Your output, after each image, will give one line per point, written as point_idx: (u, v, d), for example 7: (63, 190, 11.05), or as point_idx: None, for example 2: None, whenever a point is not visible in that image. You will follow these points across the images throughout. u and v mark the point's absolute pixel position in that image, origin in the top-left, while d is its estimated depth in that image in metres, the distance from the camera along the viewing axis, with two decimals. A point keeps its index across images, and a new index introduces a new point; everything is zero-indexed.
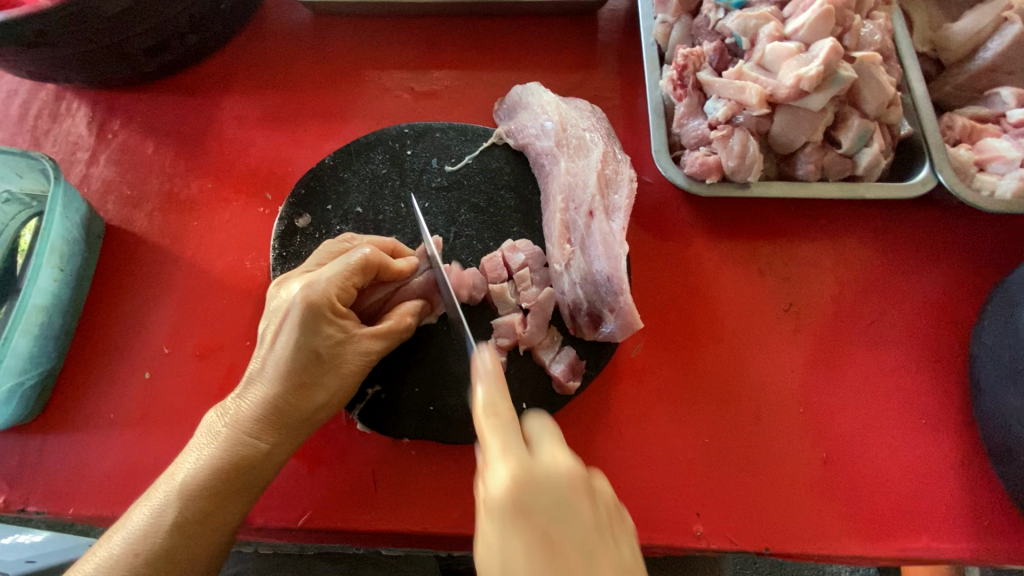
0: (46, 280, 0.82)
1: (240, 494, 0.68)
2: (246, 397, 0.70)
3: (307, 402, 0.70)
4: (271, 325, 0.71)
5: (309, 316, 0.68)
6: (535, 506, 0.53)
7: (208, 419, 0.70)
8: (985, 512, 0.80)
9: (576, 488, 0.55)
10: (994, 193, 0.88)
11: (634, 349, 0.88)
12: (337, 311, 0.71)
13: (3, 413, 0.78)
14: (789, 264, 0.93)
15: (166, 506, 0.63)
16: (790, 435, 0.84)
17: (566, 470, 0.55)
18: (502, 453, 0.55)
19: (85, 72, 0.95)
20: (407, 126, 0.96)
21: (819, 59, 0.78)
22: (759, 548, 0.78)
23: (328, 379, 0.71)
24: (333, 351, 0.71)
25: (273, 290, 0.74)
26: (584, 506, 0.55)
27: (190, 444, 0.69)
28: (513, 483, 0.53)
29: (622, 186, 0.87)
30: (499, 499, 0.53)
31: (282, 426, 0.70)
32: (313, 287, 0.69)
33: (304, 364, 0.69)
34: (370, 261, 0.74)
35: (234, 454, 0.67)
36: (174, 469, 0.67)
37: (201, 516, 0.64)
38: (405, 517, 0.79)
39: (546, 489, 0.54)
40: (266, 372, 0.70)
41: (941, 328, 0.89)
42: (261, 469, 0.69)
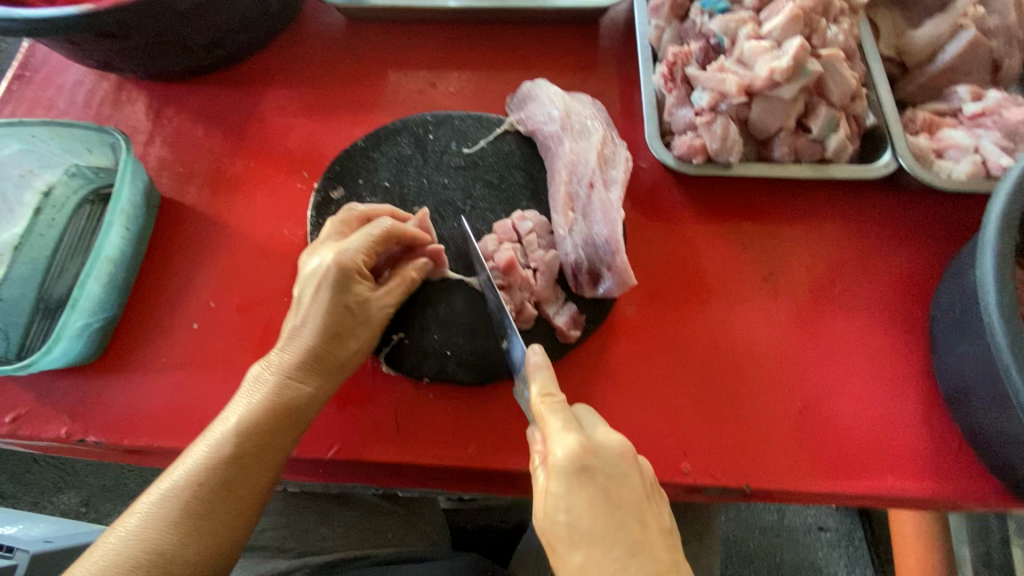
0: (116, 236, 0.94)
1: (288, 433, 0.77)
2: (287, 349, 0.79)
3: (341, 353, 0.80)
4: (305, 289, 0.80)
5: (340, 277, 0.79)
6: (597, 467, 0.68)
7: (255, 370, 0.78)
8: (945, 457, 0.89)
9: (625, 456, 0.70)
10: (950, 176, 0.99)
11: (629, 310, 0.98)
12: (362, 274, 0.82)
13: (73, 348, 0.89)
14: (769, 239, 1.03)
15: (225, 442, 0.72)
16: (768, 387, 0.93)
17: (618, 444, 0.70)
18: (566, 430, 0.69)
19: (147, 64, 1.09)
20: (429, 115, 1.09)
21: (789, 54, 0.91)
22: (740, 485, 0.87)
23: (357, 332, 0.82)
24: (361, 307, 0.81)
25: (303, 258, 0.84)
26: (633, 473, 0.70)
27: (240, 392, 0.77)
28: (579, 447, 0.68)
29: (619, 165, 0.98)
30: (569, 462, 0.67)
31: (320, 374, 0.79)
32: (342, 253, 0.80)
33: (337, 319, 0.79)
34: (393, 232, 0.84)
35: (282, 398, 0.76)
36: (226, 413, 0.76)
37: (254, 451, 0.74)
38: (422, 451, 0.88)
39: (605, 457, 0.69)
40: (303, 328, 0.79)
41: (905, 295, 0.99)
42: (306, 410, 0.78)
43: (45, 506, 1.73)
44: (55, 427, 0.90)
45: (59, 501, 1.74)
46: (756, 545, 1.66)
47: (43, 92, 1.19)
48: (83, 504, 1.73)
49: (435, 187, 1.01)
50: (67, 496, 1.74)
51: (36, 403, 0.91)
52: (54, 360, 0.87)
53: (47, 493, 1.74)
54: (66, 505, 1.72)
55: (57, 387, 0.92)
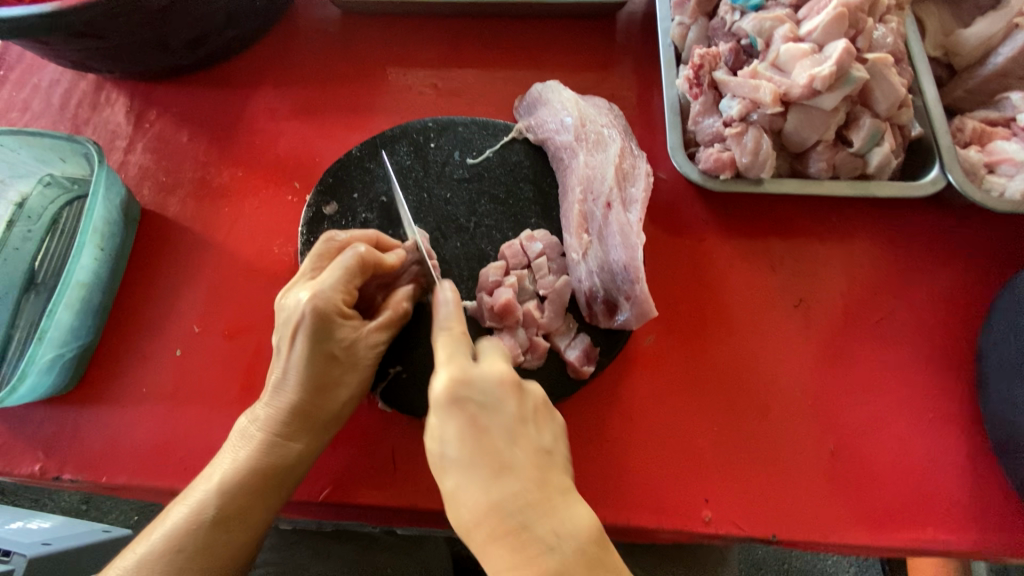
0: (88, 257, 0.86)
1: (276, 492, 0.71)
2: (271, 402, 0.72)
3: (329, 403, 0.73)
4: (283, 333, 0.71)
5: (318, 323, 0.69)
6: (471, 398, 0.62)
7: (241, 424, 0.73)
8: (991, 506, 0.82)
9: (507, 383, 0.64)
10: (1003, 194, 0.90)
11: (647, 340, 0.90)
12: (345, 313, 0.72)
13: (44, 382, 0.82)
14: (800, 261, 0.95)
15: (207, 506, 0.66)
16: (798, 426, 0.86)
17: (499, 371, 0.64)
18: (446, 360, 0.64)
19: (125, 63, 1.00)
20: (431, 120, 1.00)
21: (832, 59, 0.81)
22: (767, 534, 0.80)
23: (346, 379, 0.74)
24: (348, 351, 0.73)
25: (279, 300, 0.74)
26: (512, 399, 0.64)
27: (225, 447, 0.72)
28: (452, 379, 0.62)
29: (639, 180, 0.90)
30: (443, 395, 0.62)
31: (309, 427, 0.73)
32: (319, 294, 0.69)
33: (322, 368, 0.71)
34: (367, 260, 0.74)
35: (268, 455, 0.70)
36: (210, 471, 0.70)
37: (238, 515, 0.68)
38: (422, 495, 0.82)
39: (481, 387, 0.63)
40: (285, 378, 0.72)
41: (949, 326, 0.90)
42: (295, 467, 0.72)
43: (44, 504, 1.70)
44: (28, 463, 0.84)
45: (59, 499, 1.70)
46: (765, 552, 1.60)
47: (18, 92, 1.10)
48: (83, 503, 1.68)
49: (437, 202, 0.93)
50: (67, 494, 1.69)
51: (9, 436, 0.85)
52: (23, 396, 0.81)
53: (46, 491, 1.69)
54: (66, 503, 1.68)
55: (29, 420, 0.86)
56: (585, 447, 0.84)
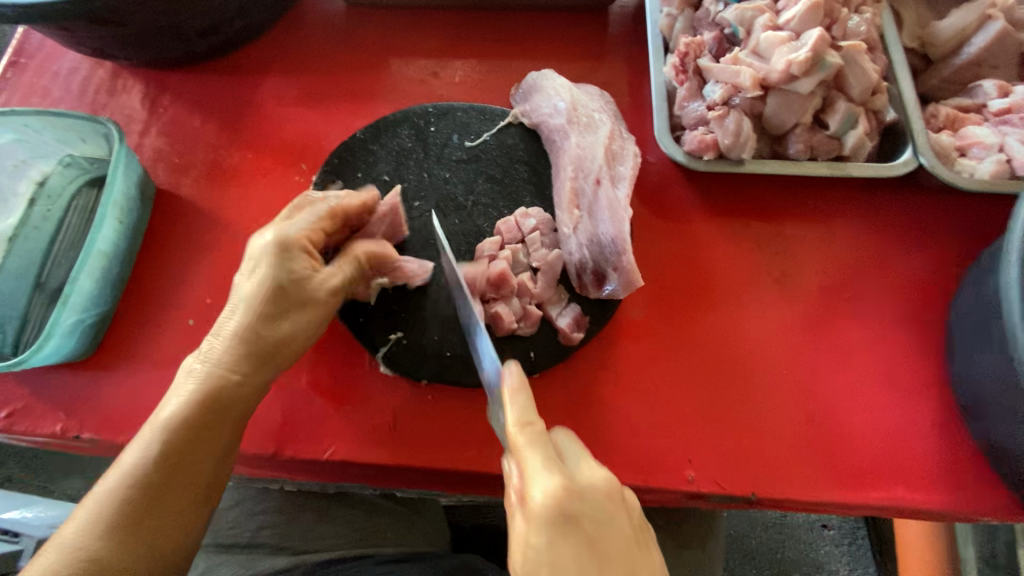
0: (108, 230, 0.92)
1: (222, 422, 0.76)
2: (218, 337, 0.77)
3: (277, 337, 0.78)
4: (245, 269, 0.78)
5: (275, 256, 0.77)
6: (581, 511, 0.65)
7: (187, 362, 0.77)
8: (959, 467, 0.86)
9: (611, 493, 0.67)
10: (973, 175, 0.95)
11: (635, 312, 0.95)
12: (309, 252, 0.79)
13: (65, 345, 0.88)
14: (781, 239, 1.00)
15: (154, 440, 0.72)
16: (777, 392, 0.91)
17: (603, 482, 0.67)
18: (546, 467, 0.66)
19: (142, 51, 1.06)
20: (431, 106, 1.05)
21: (807, 46, 0.87)
22: (746, 493, 0.85)
23: (291, 314, 0.79)
24: (300, 286, 0.78)
25: (251, 241, 0.82)
26: (620, 510, 0.67)
27: (173, 385, 0.76)
28: (560, 491, 0.65)
29: (627, 160, 0.95)
30: (549, 505, 0.64)
31: (256, 361, 0.78)
32: (285, 231, 0.78)
33: (268, 300, 0.77)
34: (337, 211, 0.83)
35: (212, 386, 0.75)
36: (159, 411, 0.74)
37: (184, 445, 0.73)
38: (421, 453, 0.87)
39: (588, 498, 0.66)
40: (237, 311, 0.77)
41: (921, 300, 0.95)
42: (240, 398, 0.77)
43: (52, 490, 1.74)
44: (50, 423, 0.89)
45: (66, 484, 1.74)
46: (758, 542, 1.64)
47: (38, 80, 1.16)
48: (89, 489, 1.72)
49: (436, 181, 0.98)
50: (74, 480, 1.74)
51: (31, 399, 0.90)
52: (46, 357, 0.86)
53: (53, 477, 1.74)
54: (72, 488, 1.73)
55: (51, 383, 0.91)
56: (575, 411, 0.89)
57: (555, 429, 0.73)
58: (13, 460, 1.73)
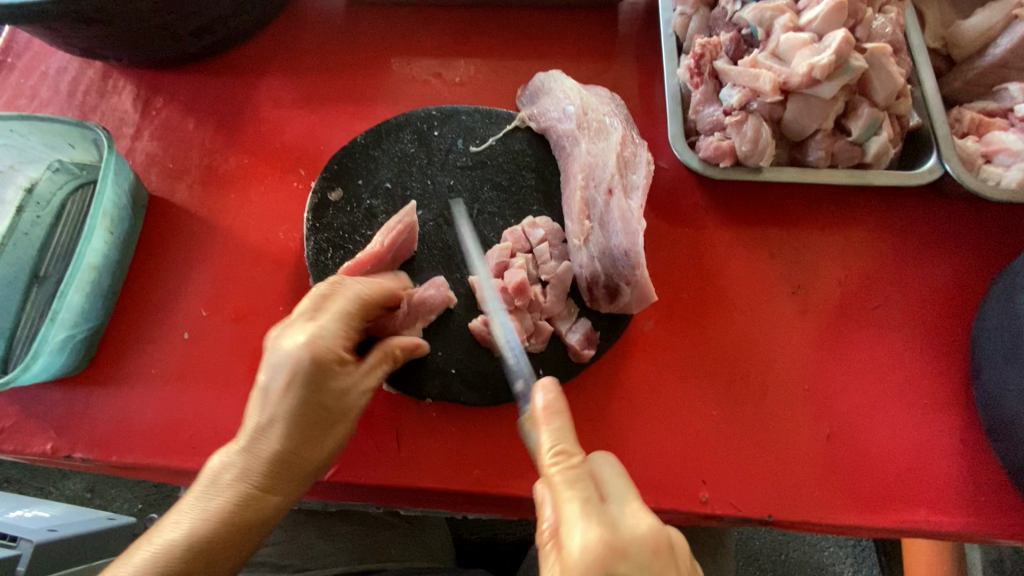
0: (98, 241, 0.88)
1: (246, 540, 0.68)
2: (251, 449, 0.70)
3: (316, 454, 0.72)
4: (273, 377, 0.70)
5: (317, 370, 0.70)
6: (624, 567, 0.56)
7: (211, 467, 0.70)
8: (982, 488, 0.83)
9: (658, 547, 0.58)
10: (999, 183, 0.91)
11: (647, 325, 0.92)
12: (343, 359, 0.73)
13: (56, 362, 0.84)
14: (799, 250, 0.96)
15: (172, 554, 0.64)
16: (794, 410, 0.87)
17: (649, 532, 0.58)
18: (586, 513, 0.59)
19: (133, 51, 1.01)
20: (434, 108, 1.01)
21: (831, 49, 0.82)
22: (762, 515, 0.82)
23: (333, 430, 0.73)
24: (340, 399, 0.73)
25: (272, 338, 0.73)
26: (667, 563, 0.58)
27: (192, 491, 0.69)
28: (600, 544, 0.57)
29: (640, 168, 0.91)
30: (587, 560, 0.56)
31: (289, 479, 0.71)
32: (317, 341, 0.70)
33: (311, 418, 0.71)
34: (365, 305, 0.76)
35: (243, 507, 0.68)
36: (176, 518, 0.67)
37: (203, 566, 0.65)
38: (425, 474, 0.83)
39: (632, 554, 0.57)
40: (269, 426, 0.70)
41: (945, 313, 0.92)
42: (267, 516, 0.70)
43: (50, 491, 1.70)
44: (41, 442, 0.86)
45: (65, 486, 1.71)
46: (762, 543, 1.62)
47: (26, 80, 1.12)
48: (88, 490, 1.68)
49: (441, 189, 0.94)
50: (73, 481, 1.70)
51: (21, 416, 0.87)
52: (36, 375, 0.83)
53: (51, 479, 1.70)
54: (72, 490, 1.69)
55: (41, 400, 0.88)
56: (585, 430, 0.86)
57: (596, 455, 0.66)
58: (9, 464, 1.70)
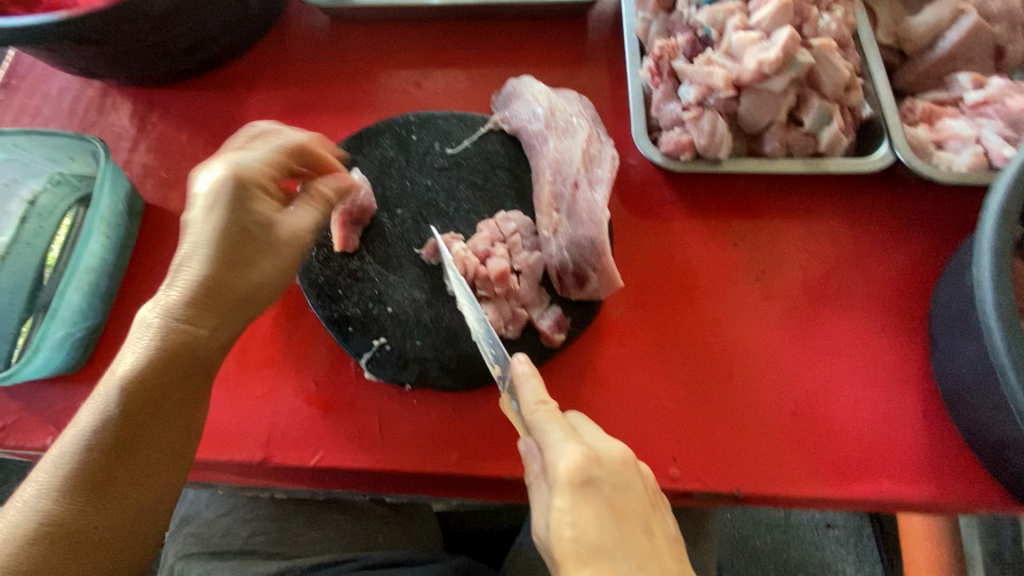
0: (95, 244, 0.94)
1: (191, 379, 0.68)
2: (175, 286, 0.69)
3: (243, 283, 0.72)
4: (194, 208, 0.71)
5: (237, 192, 0.71)
6: (602, 478, 0.67)
7: (139, 314, 0.68)
8: (944, 459, 0.86)
9: (628, 464, 0.70)
10: (951, 168, 0.96)
11: (617, 311, 0.96)
12: (267, 191, 0.75)
13: (55, 359, 0.89)
14: (762, 236, 1.00)
15: (114, 398, 0.63)
16: (760, 388, 0.91)
17: (620, 451, 0.70)
18: (567, 438, 0.68)
19: (129, 69, 1.08)
20: (412, 115, 1.07)
21: (777, 46, 0.88)
22: (731, 489, 0.85)
23: (263, 259, 0.74)
24: (264, 228, 0.73)
25: (191, 176, 0.74)
26: (636, 478, 0.70)
27: (125, 342, 0.67)
28: (584, 458, 0.66)
29: (605, 163, 0.96)
30: (572, 474, 0.66)
31: (217, 308, 0.70)
32: (233, 165, 0.72)
33: (236, 242, 0.71)
34: (298, 151, 0.79)
35: (173, 339, 0.66)
36: (113, 368, 0.65)
37: (149, 406, 0.65)
38: (405, 457, 0.87)
39: (608, 467, 0.68)
40: (190, 256, 0.69)
41: (903, 293, 0.96)
42: (207, 354, 0.69)
43: None
44: (41, 437, 0.90)
45: None
46: (763, 543, 1.63)
47: (29, 100, 1.18)
48: None
49: (419, 189, 1.00)
50: None
51: (22, 412, 0.91)
52: (35, 371, 0.87)
53: None
54: None
55: (41, 398, 0.92)
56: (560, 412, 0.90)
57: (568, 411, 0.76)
58: (16, 477, 1.74)
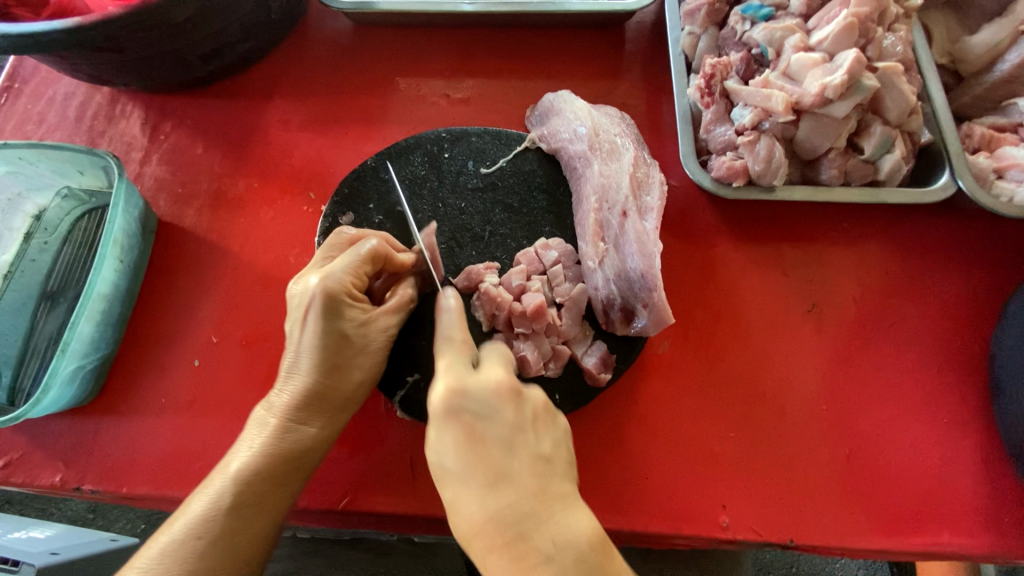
0: (109, 270, 0.87)
1: (295, 476, 0.72)
2: (286, 387, 0.73)
3: (343, 386, 0.75)
4: (293, 321, 0.73)
5: (328, 306, 0.71)
6: (470, 409, 0.62)
7: (257, 412, 0.74)
8: (1008, 509, 0.82)
9: (503, 393, 0.64)
10: (1012, 199, 0.91)
11: (662, 346, 0.91)
12: (357, 296, 0.75)
13: (66, 394, 0.83)
14: (813, 267, 0.95)
15: (226, 489, 0.68)
16: (814, 431, 0.86)
17: (496, 380, 0.64)
18: (445, 368, 0.65)
19: (142, 76, 1.01)
20: (444, 130, 1.01)
21: (843, 68, 0.82)
22: (784, 539, 0.81)
23: (358, 361, 0.75)
24: (359, 331, 0.74)
25: (290, 286, 0.76)
26: (510, 408, 0.64)
27: (242, 436, 0.73)
28: (450, 391, 0.62)
29: (653, 189, 0.90)
30: (440, 405, 0.62)
31: (323, 410, 0.74)
32: (330, 278, 0.72)
33: (334, 349, 0.73)
34: (380, 250, 0.77)
35: (286, 439, 0.72)
36: (228, 460, 0.71)
37: (255, 500, 0.69)
38: (440, 502, 0.82)
39: (475, 397, 0.63)
40: (296, 363, 0.73)
41: (962, 331, 0.91)
42: (311, 451, 0.74)
43: (52, 512, 1.68)
44: (49, 474, 0.84)
45: (66, 507, 1.69)
46: (774, 556, 1.59)
47: (33, 105, 1.11)
48: (90, 511, 1.66)
49: (452, 212, 0.94)
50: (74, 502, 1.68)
51: (29, 448, 0.86)
52: (45, 408, 0.82)
53: (53, 500, 1.68)
54: (73, 511, 1.66)
55: (49, 432, 0.86)
56: (602, 455, 0.85)
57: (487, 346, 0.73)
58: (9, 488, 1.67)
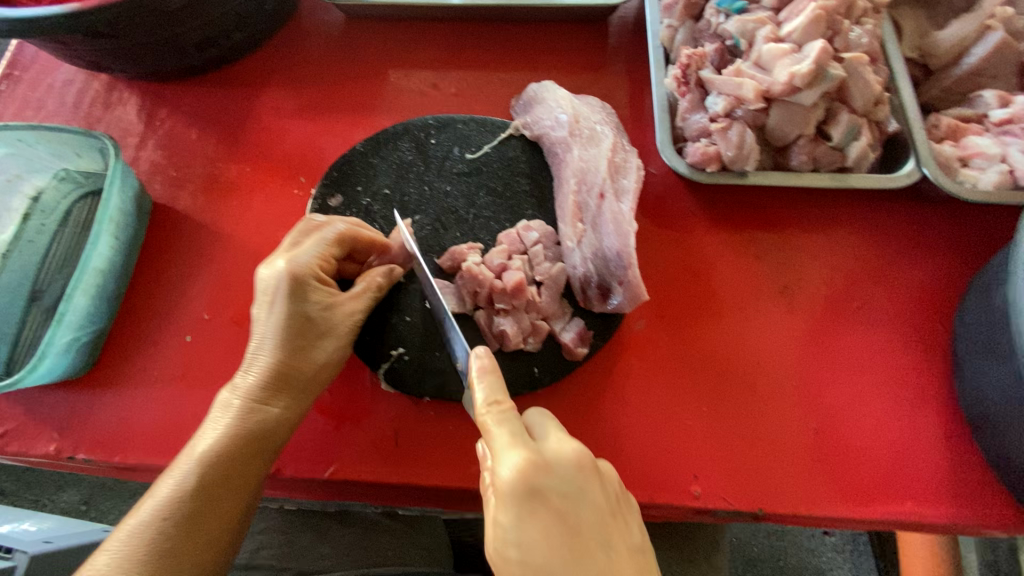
0: (104, 247, 0.90)
1: (260, 456, 0.75)
2: (250, 369, 0.76)
3: (306, 367, 0.78)
4: (260, 304, 0.77)
5: (293, 288, 0.76)
6: (550, 487, 0.63)
7: (221, 395, 0.76)
8: (967, 480, 0.85)
9: (581, 468, 0.65)
10: (976, 186, 0.94)
11: (639, 325, 0.94)
12: (322, 280, 0.79)
13: (60, 364, 0.86)
14: (785, 250, 0.99)
15: (192, 469, 0.71)
16: (783, 406, 0.90)
17: (573, 455, 0.65)
18: (513, 445, 0.64)
19: (139, 64, 1.04)
20: (431, 118, 1.04)
21: (810, 58, 0.86)
22: (753, 508, 0.84)
23: (323, 342, 0.79)
24: (323, 314, 0.78)
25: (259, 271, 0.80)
26: (593, 485, 0.65)
27: (207, 419, 0.75)
28: (528, 464, 0.63)
29: (630, 173, 0.94)
30: (514, 483, 0.62)
31: (288, 390, 0.77)
32: (296, 262, 0.77)
33: (298, 330, 0.77)
34: (348, 236, 0.82)
35: (250, 420, 0.74)
36: (193, 443, 0.73)
37: (221, 478, 0.72)
38: (422, 472, 0.85)
39: (558, 473, 0.64)
40: (262, 345, 0.77)
41: (926, 311, 0.95)
42: (276, 431, 0.76)
43: (45, 504, 1.70)
44: (44, 444, 0.87)
45: (60, 499, 1.70)
46: (760, 549, 1.62)
47: (32, 92, 1.15)
48: (84, 502, 1.68)
49: (437, 195, 0.97)
50: (67, 493, 1.69)
51: (24, 418, 0.89)
52: (40, 377, 0.84)
53: (47, 491, 1.70)
54: (67, 502, 1.68)
55: (44, 403, 0.89)
56: (580, 428, 0.88)
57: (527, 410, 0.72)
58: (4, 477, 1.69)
